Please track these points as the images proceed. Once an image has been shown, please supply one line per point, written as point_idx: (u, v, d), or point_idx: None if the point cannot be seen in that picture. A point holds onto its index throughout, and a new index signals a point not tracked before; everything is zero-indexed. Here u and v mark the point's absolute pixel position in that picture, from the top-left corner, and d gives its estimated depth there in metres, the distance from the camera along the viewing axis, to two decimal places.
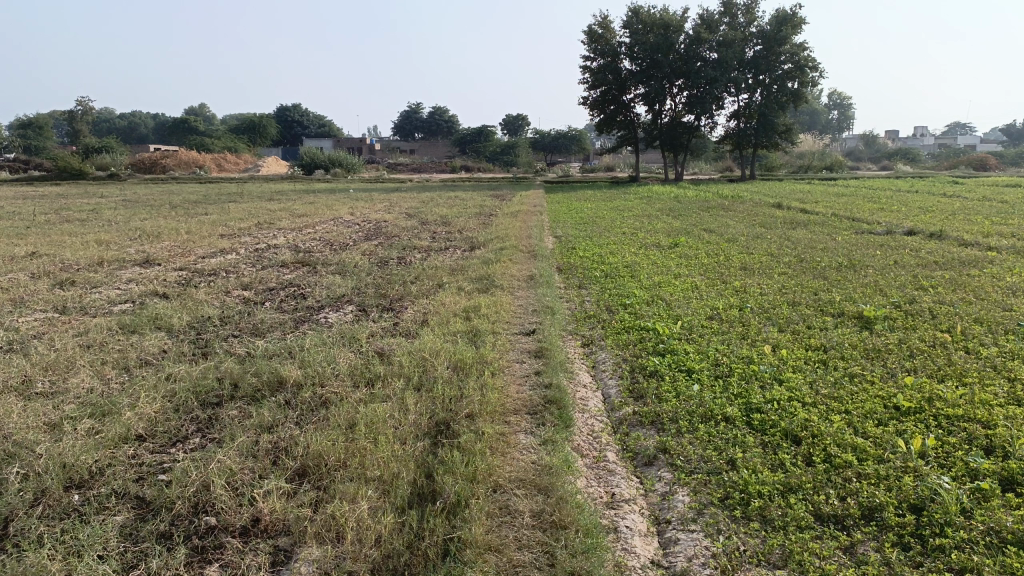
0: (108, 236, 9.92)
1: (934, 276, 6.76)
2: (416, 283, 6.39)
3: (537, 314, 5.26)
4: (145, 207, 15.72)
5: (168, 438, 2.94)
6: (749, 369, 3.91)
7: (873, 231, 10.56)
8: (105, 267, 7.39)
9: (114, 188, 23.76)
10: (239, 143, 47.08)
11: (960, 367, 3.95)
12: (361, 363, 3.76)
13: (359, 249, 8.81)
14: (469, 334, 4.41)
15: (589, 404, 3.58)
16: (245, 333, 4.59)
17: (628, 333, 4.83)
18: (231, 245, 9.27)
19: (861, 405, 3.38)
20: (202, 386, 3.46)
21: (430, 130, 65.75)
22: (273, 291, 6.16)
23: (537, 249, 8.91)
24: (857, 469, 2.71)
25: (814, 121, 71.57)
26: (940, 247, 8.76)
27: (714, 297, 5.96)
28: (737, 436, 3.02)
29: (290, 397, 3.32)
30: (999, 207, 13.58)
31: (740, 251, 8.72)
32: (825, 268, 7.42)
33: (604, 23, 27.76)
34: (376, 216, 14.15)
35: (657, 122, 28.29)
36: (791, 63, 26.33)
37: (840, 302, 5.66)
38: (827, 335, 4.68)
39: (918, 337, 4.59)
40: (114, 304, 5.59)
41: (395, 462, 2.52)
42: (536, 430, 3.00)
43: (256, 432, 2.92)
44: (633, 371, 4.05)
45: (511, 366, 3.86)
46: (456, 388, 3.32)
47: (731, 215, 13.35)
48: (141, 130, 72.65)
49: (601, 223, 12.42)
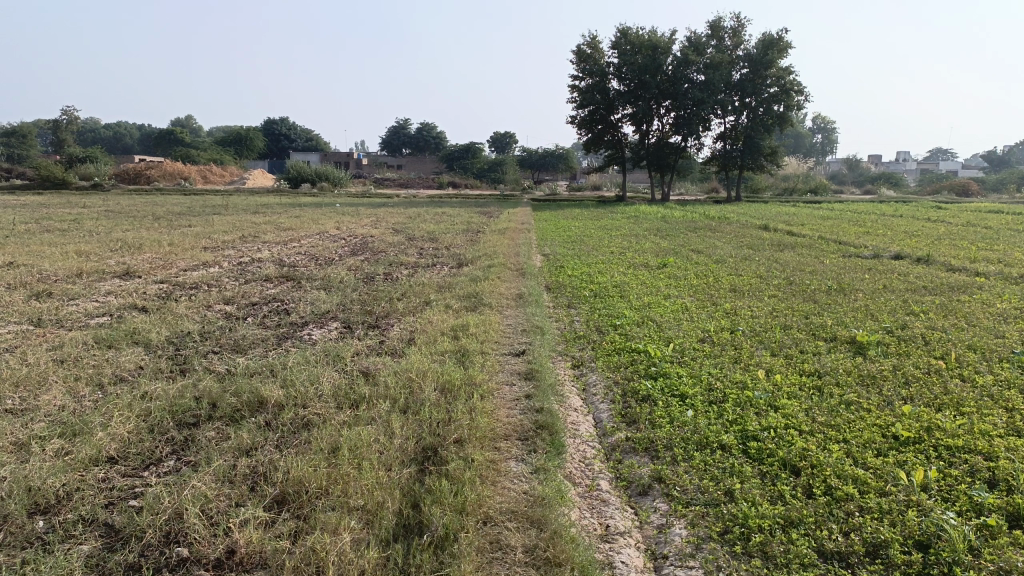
0: (89, 247, 9.74)
1: (925, 301, 6.73)
2: (403, 300, 6.27)
3: (526, 334, 5.15)
4: (128, 217, 15.53)
5: (142, 460, 2.81)
6: (743, 395, 3.82)
7: (860, 254, 10.57)
8: (83, 278, 7.23)
9: (98, 198, 23.51)
10: (225, 156, 46.85)
11: (956, 396, 3.88)
12: (345, 382, 3.64)
13: (345, 264, 8.69)
14: (457, 354, 4.30)
15: (580, 430, 3.48)
16: (225, 349, 4.46)
17: (619, 355, 4.75)
18: (214, 258, 9.13)
19: (859, 434, 3.30)
20: (178, 405, 3.33)
21: (418, 146, 65.79)
22: (256, 306, 6.03)
23: (526, 267, 8.83)
24: (859, 502, 2.62)
25: (799, 144, 72.38)
26: (929, 271, 8.77)
27: (705, 319, 5.88)
28: (734, 465, 2.93)
29: (271, 418, 3.20)
30: (983, 233, 13.68)
31: (730, 273, 8.68)
32: (815, 291, 7.37)
33: (593, 44, 27.90)
34: (363, 230, 14.04)
35: (645, 142, 28.41)
36: (777, 87, 26.54)
37: (831, 326, 5.60)
38: (821, 360, 4.61)
39: (912, 364, 4.53)
40: (91, 317, 5.43)
41: (380, 490, 2.40)
42: (527, 457, 2.88)
43: (234, 456, 2.79)
44: (625, 394, 3.95)
45: (501, 388, 3.74)
46: (444, 411, 3.21)
47: (719, 236, 13.34)
48: (127, 141, 72.25)
49: (590, 242, 12.36)
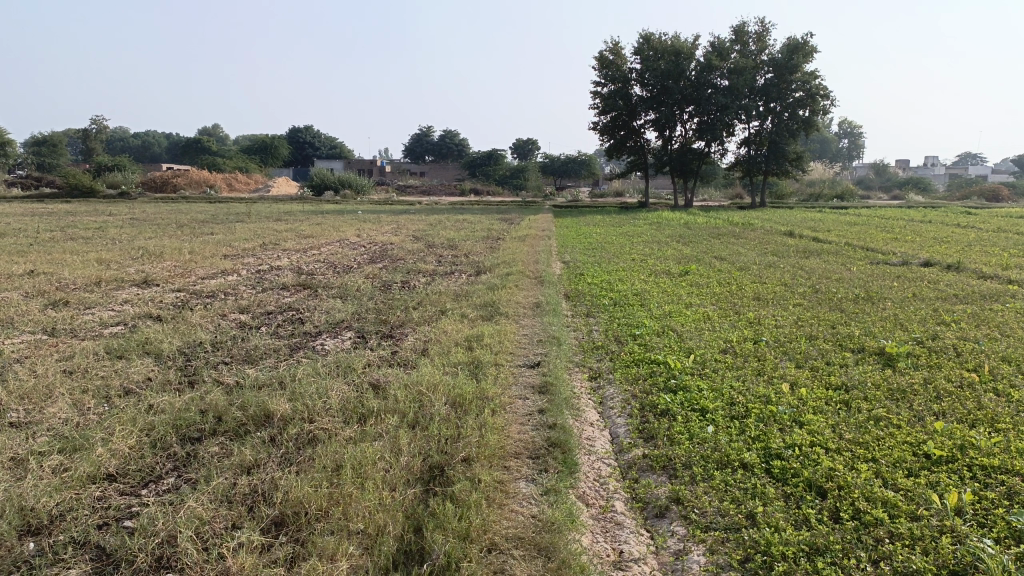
0: (111, 255, 9.77)
1: (956, 310, 6.53)
2: (419, 309, 6.19)
3: (542, 345, 5.03)
4: (151, 225, 15.64)
5: (142, 478, 2.73)
6: (766, 410, 3.67)
7: (888, 261, 10.32)
8: (102, 287, 7.23)
9: (123, 206, 23.65)
10: (251, 165, 47.31)
11: (991, 412, 3.70)
12: (354, 395, 3.55)
13: (363, 272, 8.63)
14: (470, 366, 4.19)
15: (595, 446, 3.36)
16: (236, 360, 4.39)
17: (638, 366, 4.62)
18: (233, 266, 9.11)
19: (889, 453, 3.14)
20: (182, 419, 3.25)
21: (441, 153, 65.98)
22: (271, 315, 5.97)
23: (545, 275, 8.72)
24: (889, 527, 2.48)
25: (824, 148, 71.70)
26: (960, 279, 8.53)
27: (727, 329, 5.71)
28: (756, 486, 2.79)
29: (276, 433, 3.11)
30: (1015, 239, 13.35)
31: (753, 280, 8.50)
32: (841, 299, 7.19)
33: (616, 50, 27.75)
34: (383, 238, 14.00)
35: (668, 148, 28.19)
36: (803, 91, 26.20)
37: (859, 337, 5.41)
38: (848, 373, 4.44)
39: (944, 377, 4.35)
40: (105, 327, 5.40)
41: (381, 513, 2.30)
42: (537, 478, 2.77)
43: (234, 474, 2.71)
44: (643, 409, 3.82)
45: (513, 403, 3.63)
46: (454, 428, 3.10)
47: (743, 242, 13.15)
48: (155, 150, 73.40)
49: (611, 249, 12.21)
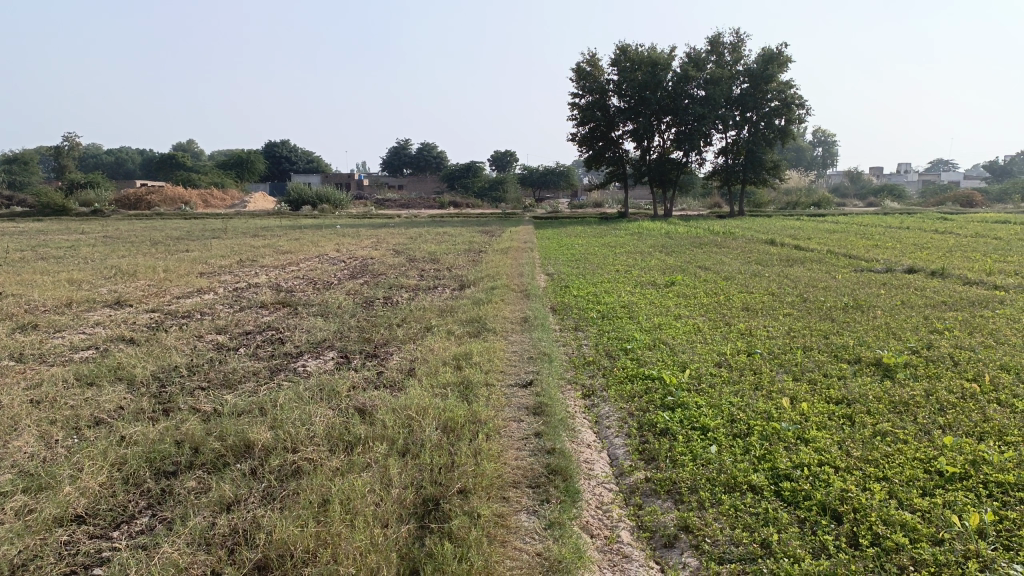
0: (82, 275, 9.48)
1: (947, 317, 6.46)
2: (403, 326, 6.01)
3: (533, 362, 4.87)
4: (124, 243, 15.30)
5: (114, 519, 2.54)
6: (769, 427, 3.54)
7: (872, 268, 10.29)
8: (73, 309, 6.98)
9: (96, 225, 23.26)
10: (226, 180, 46.80)
11: (998, 424, 3.59)
12: (339, 421, 3.37)
13: (343, 288, 8.44)
14: (460, 387, 4.02)
15: (595, 470, 3.20)
16: (213, 385, 4.19)
17: (632, 382, 4.47)
18: (210, 284, 8.87)
19: (901, 470, 3.01)
20: (156, 451, 3.06)
21: (419, 166, 65.82)
22: (249, 336, 5.76)
23: (530, 288, 8.57)
24: (912, 553, 2.35)
25: (800, 157, 72.39)
26: (946, 285, 8.49)
27: (719, 341, 5.59)
28: (767, 511, 2.65)
29: (257, 465, 2.93)
30: (994, 244, 13.42)
31: (740, 290, 8.41)
32: (830, 308, 7.11)
33: (593, 61, 27.80)
34: (363, 252, 13.80)
35: (646, 158, 28.22)
36: (778, 100, 26.38)
37: (853, 347, 5.31)
38: (848, 385, 4.32)
39: (945, 388, 4.24)
40: (76, 351, 5.17)
41: (374, 555, 2.13)
42: (538, 510, 2.60)
43: (213, 512, 2.53)
44: (641, 428, 3.67)
45: (508, 426, 3.46)
46: (448, 455, 2.93)
47: (725, 252, 13.10)
48: (129, 166, 72.63)
49: (594, 260, 12.08)
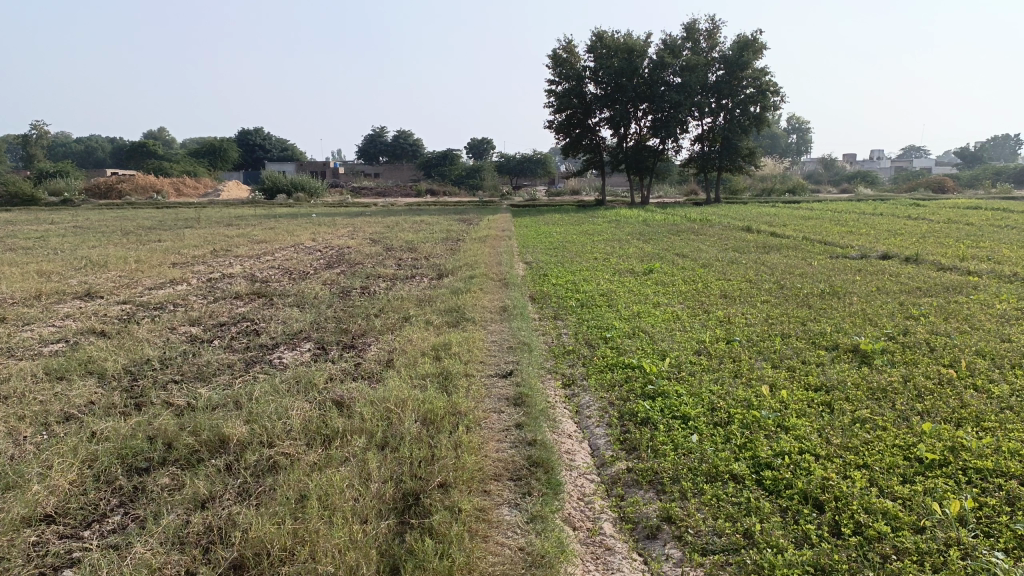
0: (51, 266, 9.27)
1: (922, 303, 6.52)
2: (381, 316, 5.95)
3: (513, 351, 4.84)
4: (94, 233, 15.00)
5: (85, 518, 2.47)
6: (750, 415, 3.53)
7: (848, 255, 10.38)
8: (42, 301, 6.82)
9: (65, 215, 22.79)
10: (199, 168, 46.12)
11: (976, 409, 3.61)
12: (317, 415, 3.31)
13: (320, 278, 8.34)
14: (440, 378, 3.98)
15: (576, 461, 3.18)
16: (187, 379, 4.11)
17: (613, 371, 4.45)
18: (183, 275, 8.72)
19: (880, 458, 3.02)
20: (128, 447, 2.98)
21: (395, 154, 65.35)
22: (224, 327, 5.66)
23: (509, 277, 8.52)
24: (894, 542, 2.35)
25: (775, 144, 72.92)
26: (920, 271, 8.57)
27: (698, 329, 5.59)
28: (750, 500, 2.64)
29: (232, 460, 2.87)
30: (966, 229, 13.63)
31: (718, 277, 8.43)
32: (807, 295, 7.14)
33: (570, 48, 27.68)
34: (339, 241, 13.66)
35: (623, 145, 28.20)
36: (754, 87, 26.47)
37: (831, 334, 5.33)
38: (826, 372, 4.33)
39: (922, 374, 4.26)
40: (45, 344, 5.04)
41: (353, 551, 2.09)
42: (520, 503, 2.57)
43: (187, 509, 2.47)
44: (622, 418, 3.65)
45: (488, 418, 3.43)
46: (427, 448, 2.89)
47: (702, 239, 13.15)
48: (99, 155, 71.33)
49: (572, 248, 12.05)
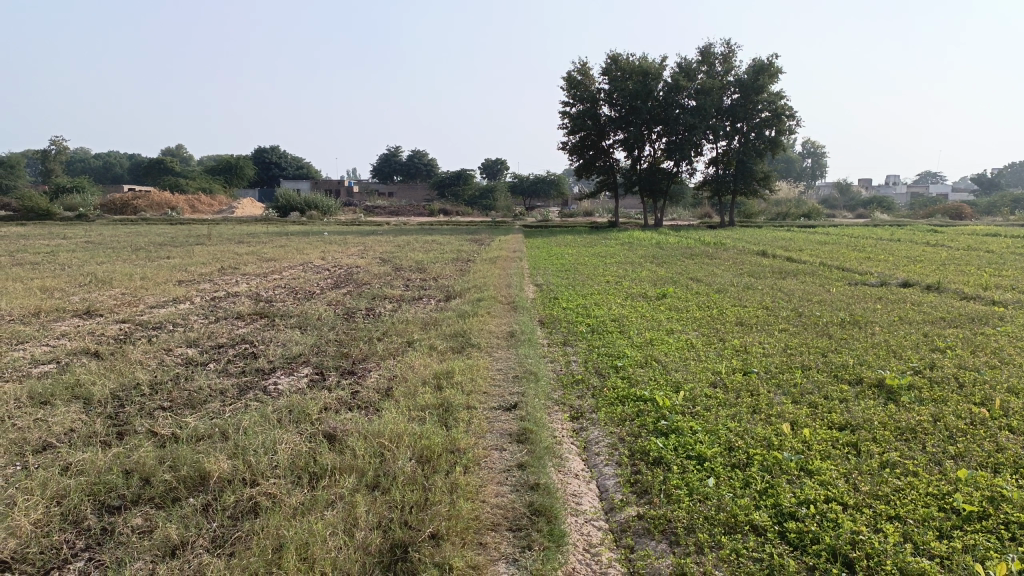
0: (56, 282, 9.14)
1: (947, 334, 6.26)
2: (383, 340, 5.74)
3: (518, 381, 4.61)
4: (105, 249, 14.91)
5: (44, 564, 2.27)
6: (770, 456, 3.29)
7: (865, 282, 10.10)
8: (40, 318, 6.67)
9: (79, 229, 22.84)
10: (215, 186, 46.31)
11: (1013, 454, 3.35)
12: (306, 449, 3.10)
13: (325, 299, 8.15)
14: (439, 410, 3.76)
15: (583, 505, 2.94)
16: (176, 406, 3.91)
17: (623, 404, 4.21)
18: (187, 293, 8.56)
19: (913, 508, 2.77)
20: (102, 483, 2.79)
21: (409, 173, 65.55)
22: (221, 350, 5.48)
23: (518, 300, 8.33)
24: None
25: (791, 168, 72.74)
26: (943, 300, 8.31)
27: (713, 359, 5.34)
28: (772, 556, 2.41)
29: (212, 500, 2.67)
30: (988, 257, 13.31)
31: (734, 303, 8.18)
32: (826, 323, 6.89)
33: (584, 70, 27.65)
34: (348, 260, 13.52)
35: (636, 168, 28.07)
36: (769, 111, 26.30)
37: (855, 366, 5.08)
38: (851, 409, 4.07)
39: (953, 413, 3.99)
40: (36, 365, 4.87)
41: None
42: (519, 559, 2.35)
43: (156, 557, 2.27)
44: (633, 456, 3.42)
45: (489, 456, 3.21)
46: (420, 492, 2.68)
47: (716, 263, 12.91)
48: (117, 171, 71.93)
49: (583, 270, 11.83)
